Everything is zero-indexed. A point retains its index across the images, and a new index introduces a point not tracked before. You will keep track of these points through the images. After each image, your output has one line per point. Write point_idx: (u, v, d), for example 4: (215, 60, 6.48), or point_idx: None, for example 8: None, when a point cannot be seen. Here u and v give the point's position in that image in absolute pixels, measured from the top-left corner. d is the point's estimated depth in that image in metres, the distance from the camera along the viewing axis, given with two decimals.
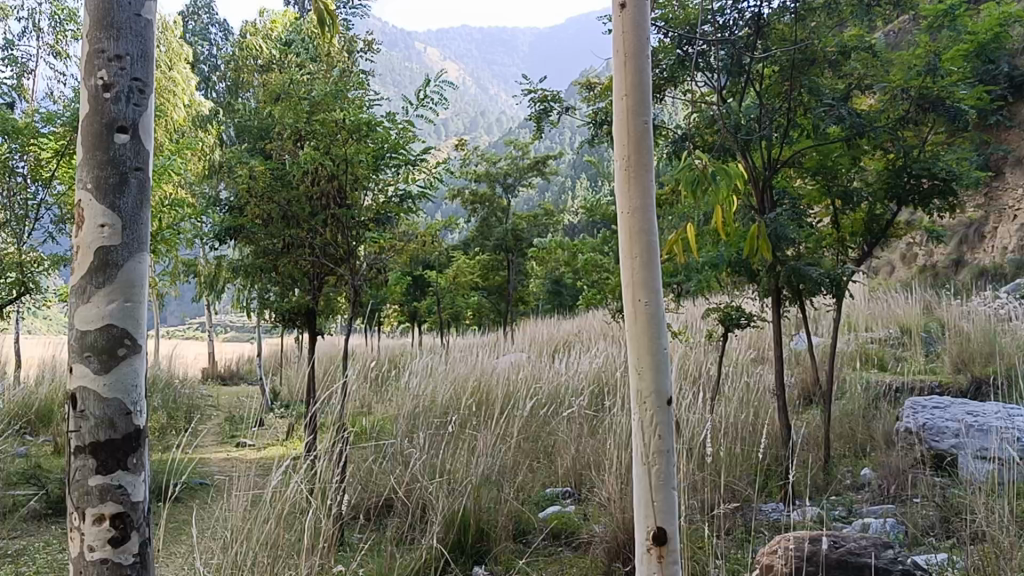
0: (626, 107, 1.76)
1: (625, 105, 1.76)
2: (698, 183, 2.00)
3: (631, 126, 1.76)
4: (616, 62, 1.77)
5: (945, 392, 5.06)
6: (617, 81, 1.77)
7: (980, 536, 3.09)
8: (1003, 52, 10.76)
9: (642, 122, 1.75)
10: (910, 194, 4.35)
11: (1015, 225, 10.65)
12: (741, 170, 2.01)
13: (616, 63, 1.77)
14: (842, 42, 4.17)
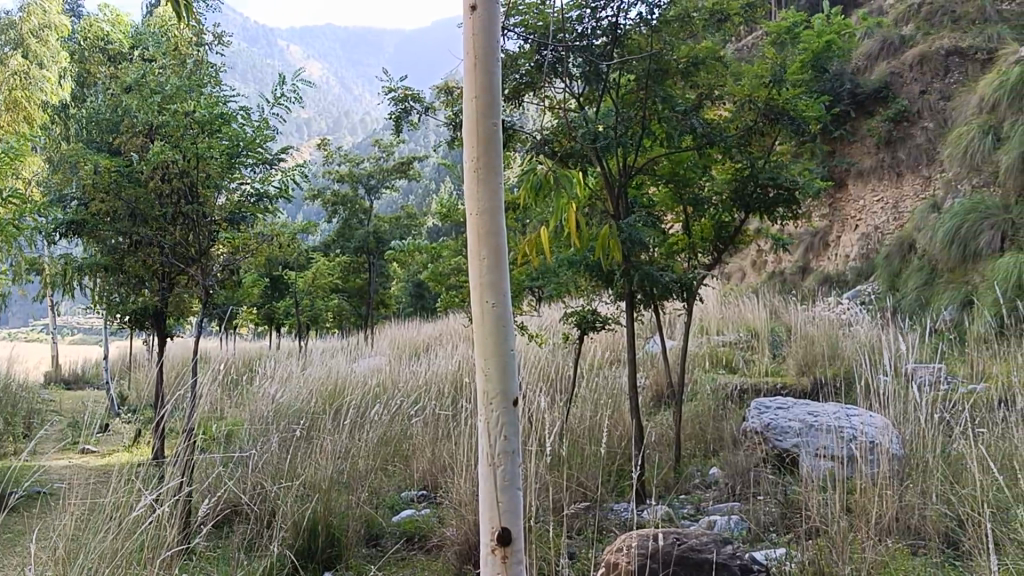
0: (476, 108, 1.76)
1: (475, 106, 1.76)
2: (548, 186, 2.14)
3: (480, 127, 1.76)
4: (467, 63, 1.77)
5: (788, 392, 5.26)
6: (467, 83, 1.77)
7: (816, 531, 3.22)
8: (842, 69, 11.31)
9: (490, 124, 1.76)
10: (756, 203, 4.54)
11: (856, 234, 11.18)
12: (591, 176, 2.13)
13: (466, 64, 1.77)
14: (694, 54, 4.30)
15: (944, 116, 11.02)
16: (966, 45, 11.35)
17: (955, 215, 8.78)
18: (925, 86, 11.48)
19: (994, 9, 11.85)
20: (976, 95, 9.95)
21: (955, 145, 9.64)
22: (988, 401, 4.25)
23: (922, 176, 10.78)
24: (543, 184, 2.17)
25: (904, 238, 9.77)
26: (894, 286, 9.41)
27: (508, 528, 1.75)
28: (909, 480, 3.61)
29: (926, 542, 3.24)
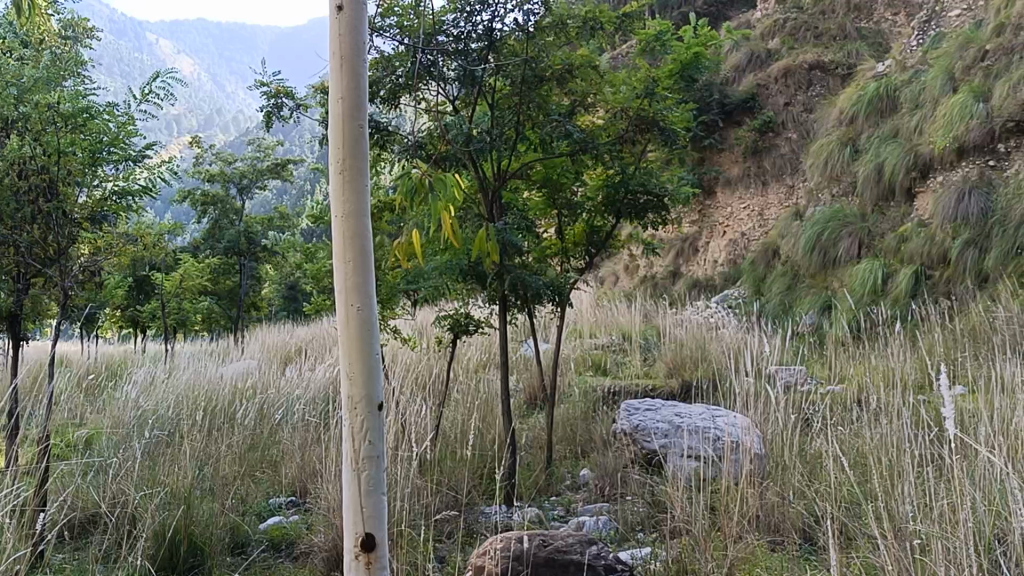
0: (341, 110, 1.78)
1: (341, 107, 1.78)
2: (418, 191, 2.14)
3: (347, 129, 1.78)
4: (333, 65, 1.79)
5: (657, 394, 5.37)
6: (333, 84, 1.79)
7: (680, 530, 3.31)
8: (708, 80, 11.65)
9: (357, 126, 1.78)
10: (627, 209, 4.62)
11: (725, 240, 11.51)
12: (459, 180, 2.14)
13: (332, 65, 1.79)
14: (570, 62, 4.35)
15: (808, 127, 11.47)
16: (828, 60, 11.87)
17: (817, 222, 9.18)
18: (789, 98, 11.91)
19: (852, 27, 12.30)
20: (836, 108, 10.40)
21: (817, 156, 10.08)
22: (844, 401, 4.42)
23: (787, 184, 11.19)
24: (416, 189, 2.16)
25: (769, 244, 10.09)
26: (759, 290, 9.73)
27: (372, 532, 1.77)
28: (770, 478, 3.73)
29: (784, 539, 3.35)
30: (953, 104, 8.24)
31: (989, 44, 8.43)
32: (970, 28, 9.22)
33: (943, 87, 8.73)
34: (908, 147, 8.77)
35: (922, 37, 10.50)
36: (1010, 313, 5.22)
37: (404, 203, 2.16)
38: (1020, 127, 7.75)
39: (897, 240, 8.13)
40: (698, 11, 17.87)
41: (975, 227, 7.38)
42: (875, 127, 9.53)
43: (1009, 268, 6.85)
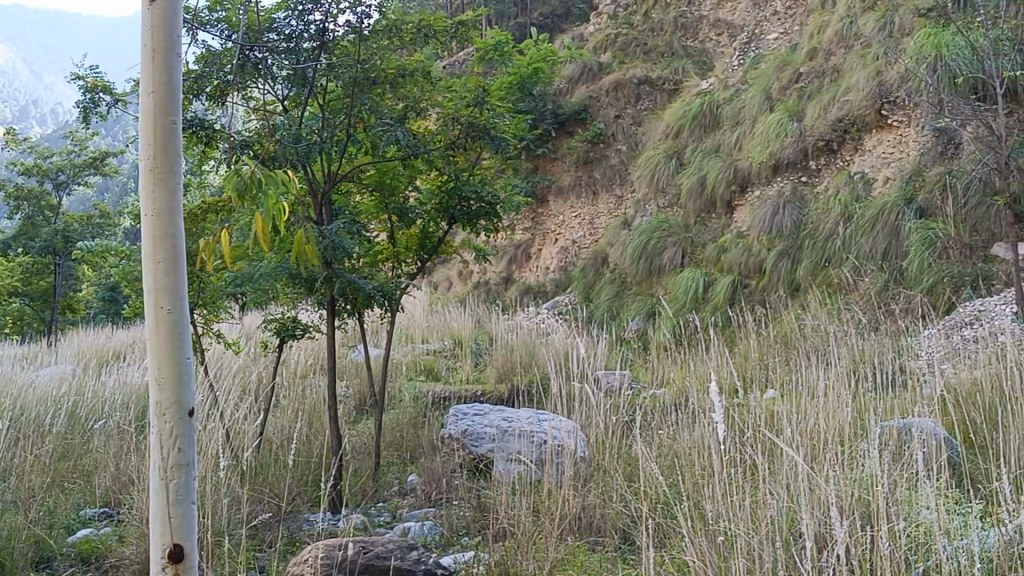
0: (153, 105, 1.72)
1: (152, 102, 1.72)
2: (246, 188, 2.17)
3: (159, 126, 1.72)
4: (145, 57, 1.73)
5: (487, 397, 5.42)
6: (144, 78, 1.72)
7: (503, 533, 3.35)
8: (539, 90, 11.90)
9: (170, 123, 1.73)
10: (459, 215, 4.63)
11: (556, 247, 11.72)
12: (287, 178, 2.18)
13: (145, 57, 1.72)
14: (401, 66, 4.35)
15: (636, 139, 11.84)
16: (656, 76, 12.33)
17: (642, 232, 9.43)
18: (619, 110, 12.28)
19: (679, 45, 12.75)
20: (663, 122, 10.80)
21: (644, 168, 10.40)
22: (662, 404, 4.56)
23: (615, 195, 11.53)
24: (245, 186, 2.19)
25: (597, 252, 10.31)
26: (588, 297, 9.96)
27: (180, 542, 1.72)
28: (592, 479, 3.80)
29: (602, 538, 3.40)
30: (770, 122, 8.89)
31: (803, 67, 9.15)
32: (786, 51, 9.79)
33: (760, 105, 9.30)
34: (728, 161, 9.24)
35: (743, 57, 11.04)
36: (817, 322, 5.54)
37: (235, 201, 2.18)
38: (829, 146, 8.31)
39: (716, 250, 8.49)
40: (533, 24, 18.23)
41: (788, 238, 7.83)
42: (699, 142, 9.96)
43: (819, 278, 7.31)
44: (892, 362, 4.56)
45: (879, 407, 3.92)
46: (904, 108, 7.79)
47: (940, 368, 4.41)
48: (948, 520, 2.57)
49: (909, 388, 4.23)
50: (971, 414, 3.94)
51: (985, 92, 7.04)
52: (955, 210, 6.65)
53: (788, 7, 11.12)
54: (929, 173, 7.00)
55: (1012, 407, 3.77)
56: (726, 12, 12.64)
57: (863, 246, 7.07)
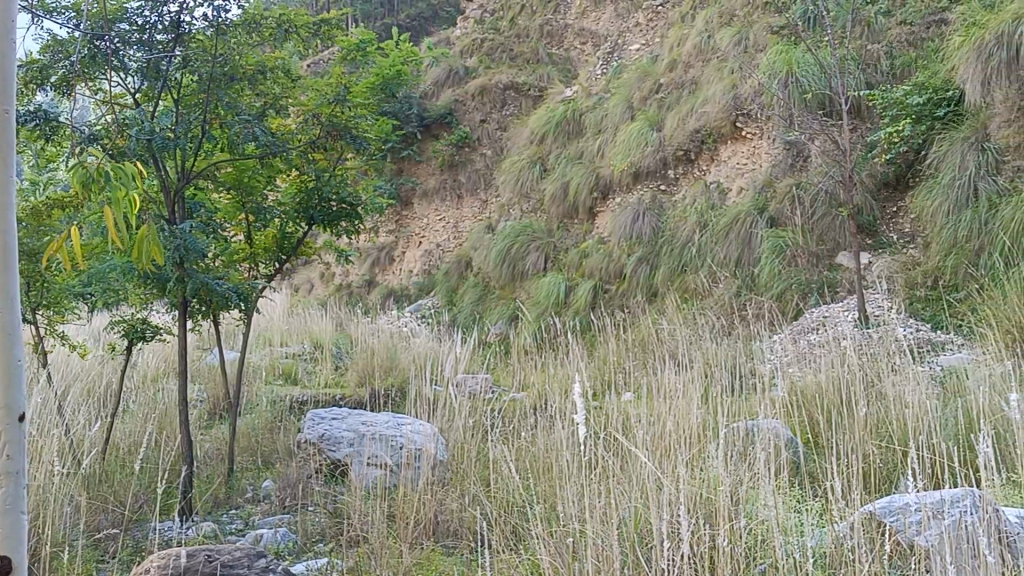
0: None
1: None
2: (92, 181, 2.10)
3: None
4: None
5: (345, 401, 5.34)
6: None
7: (358, 539, 3.30)
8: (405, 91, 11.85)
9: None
10: (320, 215, 4.57)
11: (420, 250, 11.65)
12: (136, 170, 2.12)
13: None
14: (261, 62, 4.26)
15: (501, 145, 12.02)
16: (521, 82, 12.48)
17: (507, 236, 9.49)
18: (484, 115, 12.35)
19: (544, 52, 12.93)
20: (528, 128, 10.92)
21: (508, 173, 10.48)
22: (520, 407, 4.59)
23: (480, 199, 11.62)
24: (89, 178, 2.11)
25: (461, 256, 10.32)
26: (451, 300, 9.94)
27: (6, 556, 1.36)
28: (450, 482, 3.79)
29: (458, 541, 3.34)
30: (631, 131, 9.09)
31: (662, 78, 9.40)
32: (646, 62, 10.06)
33: (622, 114, 9.55)
34: (590, 168, 9.42)
35: (606, 67, 11.27)
36: (673, 326, 5.69)
37: (75, 192, 2.11)
38: (687, 156, 8.55)
39: (578, 255, 8.63)
40: (400, 26, 18.25)
41: (647, 244, 8.03)
42: (562, 148, 10.12)
43: (676, 284, 7.52)
44: (742, 365, 4.72)
45: (726, 409, 4.04)
46: (757, 121, 8.08)
47: (785, 371, 4.59)
48: (787, 518, 2.67)
49: (756, 390, 4.39)
50: (813, 416, 4.12)
51: (831, 108, 7.38)
52: (802, 220, 6.95)
53: (649, 19, 11.41)
54: (780, 184, 7.30)
55: (847, 410, 3.96)
56: (590, 22, 12.88)
57: (718, 253, 7.30)
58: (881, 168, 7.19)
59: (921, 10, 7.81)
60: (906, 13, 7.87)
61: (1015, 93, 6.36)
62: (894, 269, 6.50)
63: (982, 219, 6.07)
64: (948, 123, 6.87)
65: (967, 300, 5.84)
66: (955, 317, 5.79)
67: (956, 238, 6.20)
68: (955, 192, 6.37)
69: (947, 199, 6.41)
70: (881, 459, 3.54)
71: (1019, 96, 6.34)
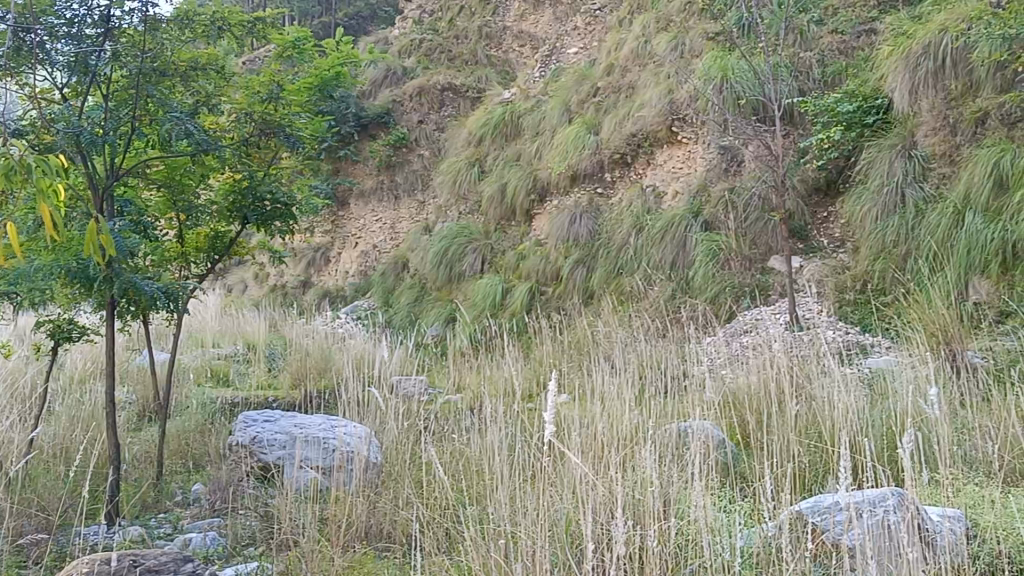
0: None
1: None
2: (15, 172, 2.03)
3: None
4: None
5: (278, 403, 5.28)
6: None
7: (289, 543, 3.25)
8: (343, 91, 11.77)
9: None
10: (253, 214, 4.52)
11: (356, 251, 11.55)
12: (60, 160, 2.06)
13: None
14: (194, 59, 4.19)
15: (439, 146, 12.01)
16: (459, 83, 12.47)
17: (444, 238, 9.47)
18: (422, 116, 12.32)
19: (483, 53, 12.94)
20: (466, 129, 10.92)
21: (446, 174, 10.45)
22: (454, 410, 4.58)
23: (417, 200, 11.58)
24: (12, 170, 2.04)
25: (398, 257, 10.27)
26: (388, 302, 9.88)
27: None
28: (383, 484, 3.76)
29: (391, 544, 3.30)
30: (568, 134, 9.14)
31: (600, 82, 9.47)
32: (584, 66, 10.13)
33: (559, 117, 9.60)
34: (527, 171, 9.45)
35: (544, 69, 11.32)
36: (608, 329, 5.73)
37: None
38: (624, 159, 8.61)
39: (515, 257, 8.65)
40: (338, 24, 18.18)
41: (584, 247, 8.07)
42: (500, 150, 10.15)
43: (612, 286, 7.57)
44: (675, 366, 4.76)
45: (659, 410, 4.07)
46: (692, 125, 8.16)
47: (716, 372, 4.65)
48: (717, 519, 2.69)
49: (688, 391, 4.43)
50: (745, 416, 4.18)
51: (765, 114, 7.49)
52: (736, 224, 7.04)
53: (587, 23, 11.49)
54: (714, 189, 7.40)
55: (776, 412, 4.02)
56: (529, 24, 12.93)
57: (653, 256, 7.37)
58: (812, 173, 7.34)
59: (851, 19, 7.98)
60: (838, 23, 8.04)
61: (941, 103, 6.53)
62: (825, 273, 6.61)
63: (909, 225, 6.22)
64: (877, 130, 7.02)
65: (894, 304, 5.97)
66: (882, 321, 5.92)
67: (884, 243, 6.34)
68: (883, 198, 6.51)
69: (875, 205, 6.54)
70: (808, 460, 3.60)
71: (945, 105, 6.52)
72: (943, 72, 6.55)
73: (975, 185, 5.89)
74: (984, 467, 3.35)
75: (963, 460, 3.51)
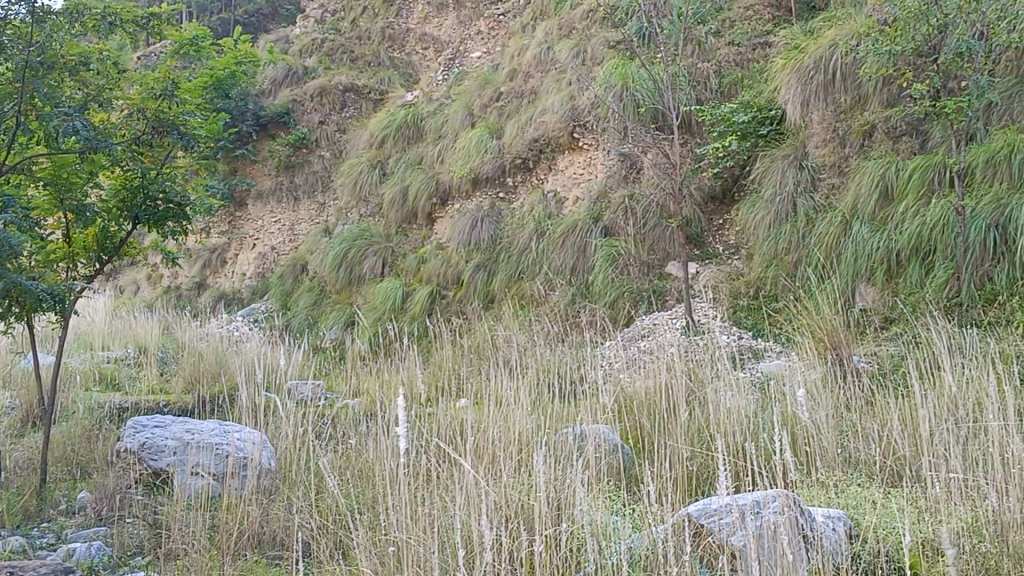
0: None
1: None
2: None
3: None
4: None
5: (170, 408, 5.15)
6: None
7: (178, 551, 3.17)
8: (241, 89, 11.57)
9: None
10: (145, 214, 4.38)
11: (253, 253, 11.34)
12: None
13: None
14: (83, 53, 4.05)
15: (339, 147, 11.89)
16: (361, 84, 12.38)
17: (344, 239, 9.38)
18: (323, 117, 12.21)
19: (386, 55, 12.89)
20: (367, 131, 10.85)
21: (347, 175, 10.35)
22: (349, 414, 4.55)
23: (317, 202, 11.44)
24: None
25: (297, 259, 10.12)
26: (286, 304, 9.73)
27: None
28: (277, 490, 3.70)
29: (283, 552, 3.25)
30: (470, 138, 9.15)
31: (502, 87, 9.53)
32: (486, 70, 10.19)
33: (462, 120, 9.63)
34: (429, 174, 9.43)
35: (447, 73, 11.30)
36: (508, 333, 5.75)
37: None
38: (525, 164, 8.66)
39: (416, 261, 8.63)
40: (237, 21, 17.88)
41: (485, 251, 8.10)
42: (402, 153, 10.13)
43: (513, 290, 7.62)
44: (572, 371, 4.81)
45: (555, 415, 4.09)
46: (593, 132, 8.27)
47: (612, 376, 4.70)
48: (611, 523, 2.73)
49: (582, 395, 4.46)
50: (639, 420, 4.26)
51: (663, 123, 7.64)
52: (634, 230, 7.16)
53: (490, 28, 11.54)
54: (613, 195, 7.51)
55: (668, 415, 4.09)
56: (432, 27, 12.91)
57: (553, 261, 7.45)
58: (707, 182, 7.44)
59: (746, 32, 8.21)
60: (734, 35, 8.24)
61: (831, 115, 6.76)
62: (719, 280, 6.75)
63: (799, 234, 6.42)
64: (770, 141, 7.24)
65: (784, 309, 6.16)
66: (773, 326, 6.09)
67: (776, 250, 6.53)
68: (775, 207, 6.70)
69: (768, 213, 6.73)
70: (698, 463, 3.67)
71: (834, 117, 6.74)
72: (832, 85, 6.78)
73: (862, 196, 6.12)
74: (865, 468, 3.48)
75: (845, 462, 3.63)
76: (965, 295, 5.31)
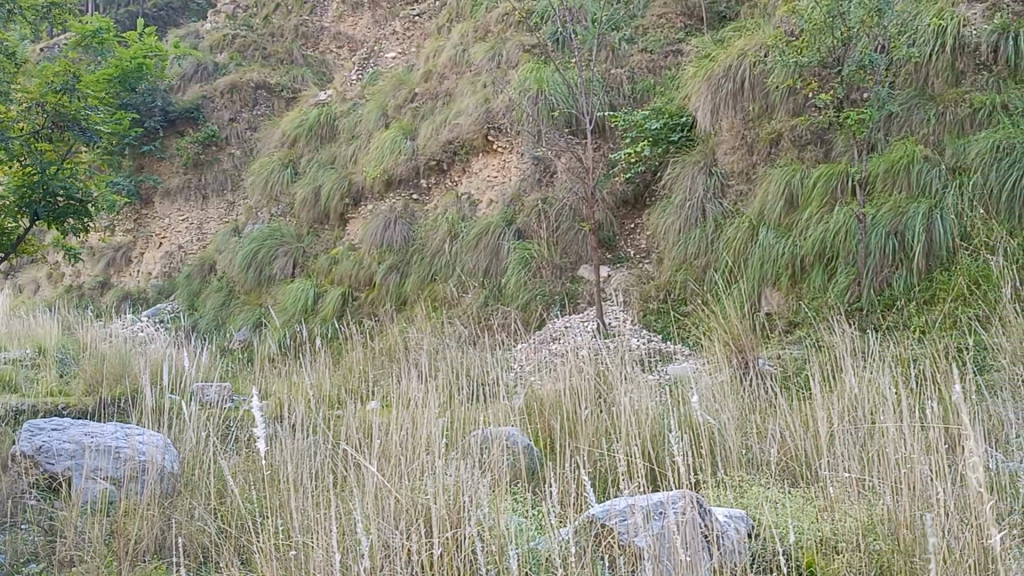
0: None
1: None
2: None
3: None
4: None
5: (68, 410, 4.99)
6: None
7: (74, 557, 3.08)
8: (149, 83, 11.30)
9: None
10: (45, 211, 4.24)
11: (160, 251, 11.06)
12: None
13: None
14: None
15: (250, 146, 11.70)
16: (273, 82, 12.22)
17: (254, 239, 9.23)
18: (234, 114, 12.01)
19: (299, 53, 12.74)
20: (279, 130, 10.70)
21: (258, 174, 10.19)
22: (253, 418, 4.47)
23: (227, 201, 11.24)
24: None
25: (205, 259, 9.92)
26: (193, 305, 9.51)
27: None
28: (178, 494, 3.62)
29: (184, 557, 3.18)
30: (385, 139, 9.10)
31: (417, 88, 9.51)
32: (401, 71, 10.15)
33: (376, 121, 9.57)
34: (342, 174, 9.34)
35: (361, 73, 11.22)
36: (419, 336, 5.72)
37: None
38: (440, 166, 8.65)
39: (328, 262, 8.53)
40: (145, 16, 17.44)
41: (398, 252, 8.05)
42: (314, 152, 10.02)
43: (425, 292, 7.59)
44: (483, 373, 4.81)
45: (463, 417, 4.08)
46: (507, 135, 8.29)
47: (523, 379, 4.72)
48: (517, 527, 2.74)
49: (492, 398, 4.47)
50: (548, 422, 4.28)
51: (577, 127, 7.71)
52: (548, 233, 7.21)
53: (405, 28, 11.50)
54: (527, 199, 7.54)
55: (576, 418, 4.12)
56: (347, 27, 12.81)
57: (467, 263, 7.45)
58: (621, 186, 7.57)
59: (658, 40, 8.34)
60: (647, 42, 8.36)
61: (740, 123, 6.91)
62: (630, 283, 6.83)
63: (708, 239, 6.54)
64: (681, 147, 7.35)
65: (693, 313, 6.26)
66: (681, 330, 6.19)
67: (686, 255, 6.64)
68: (685, 213, 6.81)
69: (678, 218, 6.84)
70: (604, 464, 3.71)
71: (742, 125, 6.89)
72: (741, 94, 6.92)
73: (769, 202, 6.26)
74: (766, 468, 3.57)
75: (748, 463, 3.71)
76: (865, 300, 5.47)
